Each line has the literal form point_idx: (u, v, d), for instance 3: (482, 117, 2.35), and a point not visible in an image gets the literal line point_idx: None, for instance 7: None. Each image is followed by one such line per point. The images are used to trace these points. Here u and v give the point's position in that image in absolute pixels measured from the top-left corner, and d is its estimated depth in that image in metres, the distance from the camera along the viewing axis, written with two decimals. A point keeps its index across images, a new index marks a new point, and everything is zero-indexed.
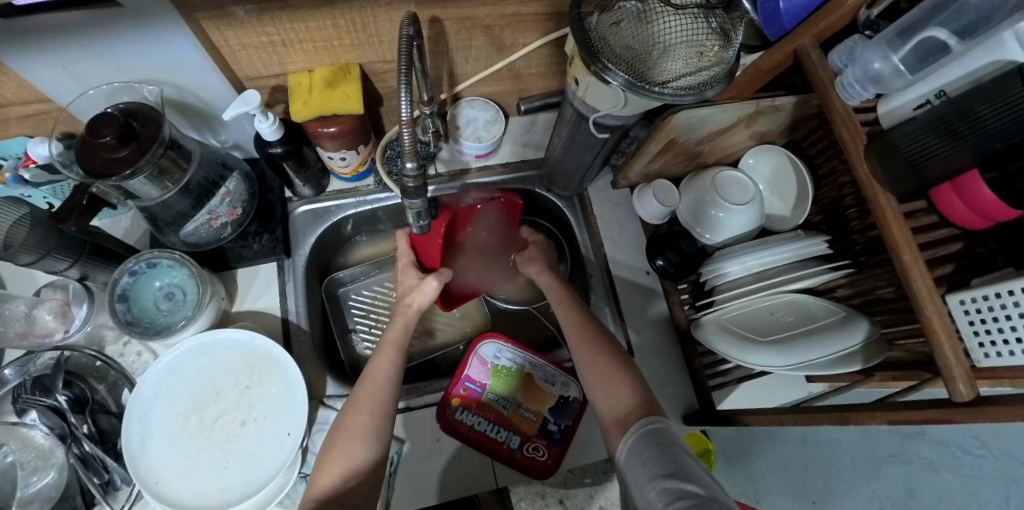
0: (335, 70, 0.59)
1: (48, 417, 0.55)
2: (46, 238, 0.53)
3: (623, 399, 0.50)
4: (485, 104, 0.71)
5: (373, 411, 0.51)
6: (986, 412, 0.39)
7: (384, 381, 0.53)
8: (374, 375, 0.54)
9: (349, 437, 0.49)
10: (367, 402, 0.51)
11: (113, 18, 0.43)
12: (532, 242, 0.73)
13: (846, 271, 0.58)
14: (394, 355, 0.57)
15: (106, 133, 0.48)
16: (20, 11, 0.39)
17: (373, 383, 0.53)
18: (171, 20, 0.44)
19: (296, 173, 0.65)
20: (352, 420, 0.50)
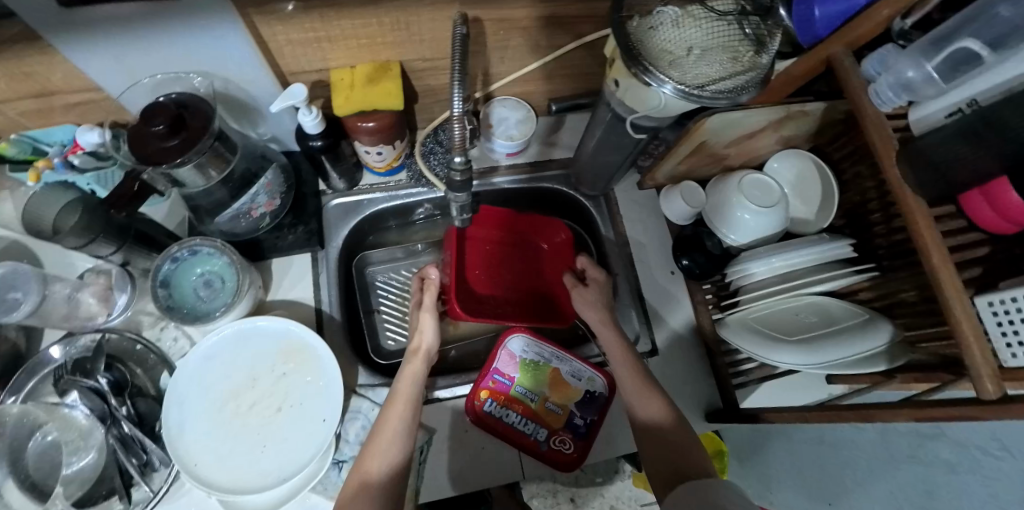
0: (376, 67, 0.61)
1: (88, 398, 0.56)
2: (92, 222, 0.53)
3: (667, 437, 0.53)
4: (516, 103, 0.72)
5: (386, 457, 0.49)
6: (1014, 409, 0.40)
7: (394, 440, 0.50)
8: (383, 432, 0.51)
9: (362, 483, 0.47)
10: (391, 433, 0.51)
11: (170, 11, 0.44)
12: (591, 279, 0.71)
13: (870, 274, 0.60)
14: (407, 410, 0.53)
15: (159, 122, 0.49)
16: (82, 2, 0.41)
17: (383, 436, 0.51)
18: (226, 14, 0.46)
19: (333, 167, 0.67)
20: (368, 464, 0.48)
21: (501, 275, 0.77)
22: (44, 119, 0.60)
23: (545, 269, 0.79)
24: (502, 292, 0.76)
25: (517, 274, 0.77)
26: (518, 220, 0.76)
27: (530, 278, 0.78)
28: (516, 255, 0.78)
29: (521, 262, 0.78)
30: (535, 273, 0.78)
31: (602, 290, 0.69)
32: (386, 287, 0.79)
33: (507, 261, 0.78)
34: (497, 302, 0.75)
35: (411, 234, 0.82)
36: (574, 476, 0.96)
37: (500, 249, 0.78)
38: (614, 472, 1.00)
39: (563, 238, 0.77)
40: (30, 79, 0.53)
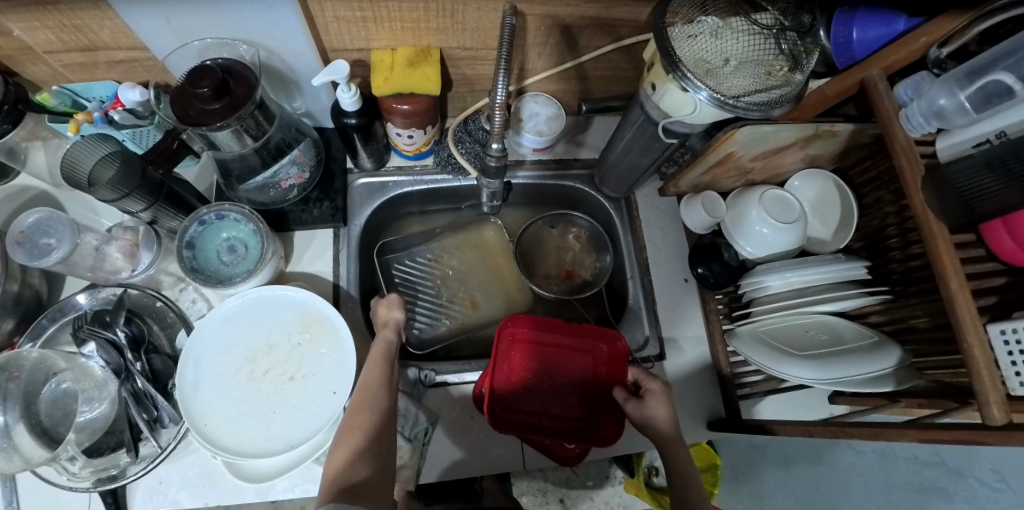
0: (416, 52, 0.62)
1: (105, 351, 0.57)
2: (129, 177, 0.54)
3: (668, 437, 0.56)
4: (547, 100, 0.73)
5: (371, 409, 0.52)
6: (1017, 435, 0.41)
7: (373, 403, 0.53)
8: (360, 401, 0.53)
9: (348, 426, 0.51)
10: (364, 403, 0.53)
11: None
12: (647, 389, 0.60)
13: (883, 298, 0.61)
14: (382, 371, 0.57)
15: (204, 84, 0.50)
16: None
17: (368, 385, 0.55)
18: None
19: (363, 145, 0.68)
20: (352, 415, 0.52)
21: (549, 381, 0.66)
22: (86, 73, 0.62)
23: (600, 388, 0.65)
24: (548, 397, 0.65)
25: (572, 387, 0.65)
26: (568, 328, 0.67)
27: (586, 390, 0.65)
28: (570, 363, 0.66)
29: (573, 371, 0.66)
30: (589, 386, 0.65)
31: (658, 402, 0.58)
32: (405, 269, 0.80)
33: (560, 366, 0.66)
34: (543, 408, 0.65)
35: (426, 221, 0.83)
36: (567, 476, 0.97)
37: (553, 351, 0.67)
38: (607, 477, 1.00)
39: (617, 348, 0.65)
40: (80, 33, 0.54)
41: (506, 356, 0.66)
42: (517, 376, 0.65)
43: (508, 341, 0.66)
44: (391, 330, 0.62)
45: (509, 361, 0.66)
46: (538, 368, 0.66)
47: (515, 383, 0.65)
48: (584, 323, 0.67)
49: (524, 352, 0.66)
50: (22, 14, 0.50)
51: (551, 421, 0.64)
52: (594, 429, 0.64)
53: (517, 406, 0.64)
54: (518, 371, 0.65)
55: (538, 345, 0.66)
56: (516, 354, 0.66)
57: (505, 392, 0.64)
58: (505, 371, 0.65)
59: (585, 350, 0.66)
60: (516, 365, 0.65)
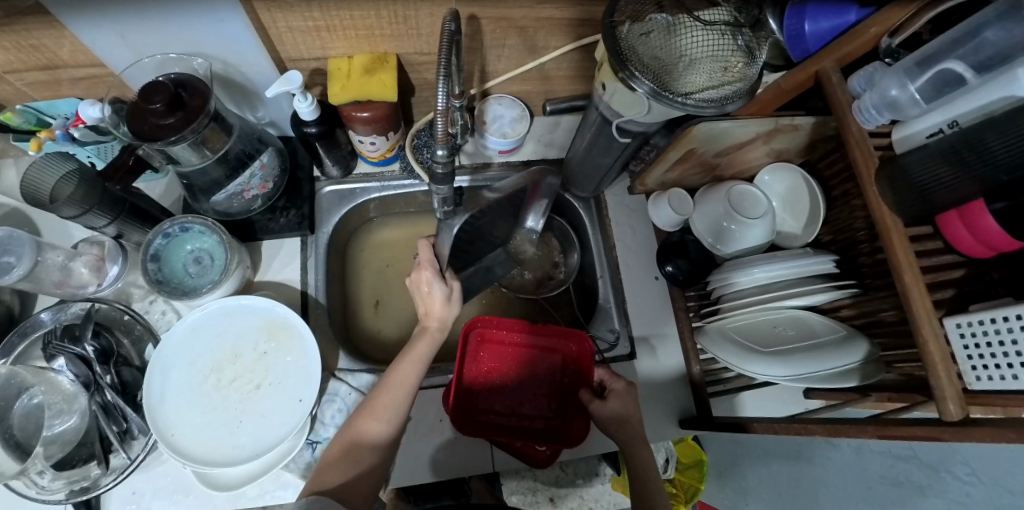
0: (372, 59, 0.62)
1: (75, 364, 0.57)
2: (89, 193, 0.55)
3: (635, 429, 0.57)
4: (512, 102, 0.73)
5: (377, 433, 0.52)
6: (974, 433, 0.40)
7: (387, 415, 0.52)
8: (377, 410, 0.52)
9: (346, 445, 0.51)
10: (381, 412, 0.52)
11: None
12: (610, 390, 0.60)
13: (851, 291, 0.60)
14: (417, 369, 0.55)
15: (157, 100, 0.50)
16: None
17: (387, 398, 0.53)
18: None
19: (328, 153, 0.68)
20: (364, 426, 0.52)
21: (518, 381, 0.66)
22: (50, 91, 0.63)
23: (569, 387, 0.65)
24: (517, 398, 0.65)
25: (544, 386, 0.66)
26: (542, 330, 0.67)
27: (556, 390, 0.66)
28: (539, 363, 0.66)
29: (543, 369, 0.66)
30: (558, 385, 0.66)
31: (622, 402, 0.58)
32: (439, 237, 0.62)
33: (528, 365, 0.66)
34: (512, 408, 0.65)
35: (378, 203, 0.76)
36: (555, 476, 0.97)
37: (522, 350, 0.67)
38: (595, 474, 1.00)
39: (584, 346, 0.65)
40: (37, 52, 0.55)
41: (488, 350, 0.66)
42: (500, 368, 0.66)
43: (477, 341, 0.66)
44: (439, 328, 0.57)
45: (483, 360, 0.66)
46: (507, 369, 0.66)
47: (484, 385, 0.65)
48: (551, 324, 0.67)
49: (504, 351, 0.66)
50: None
51: (519, 421, 0.64)
52: (563, 429, 0.64)
53: (484, 405, 0.64)
54: (487, 372, 0.65)
55: (512, 347, 0.67)
56: (485, 356, 0.66)
57: (481, 387, 0.65)
58: (495, 356, 0.66)
59: (553, 351, 0.66)
60: (491, 366, 0.66)
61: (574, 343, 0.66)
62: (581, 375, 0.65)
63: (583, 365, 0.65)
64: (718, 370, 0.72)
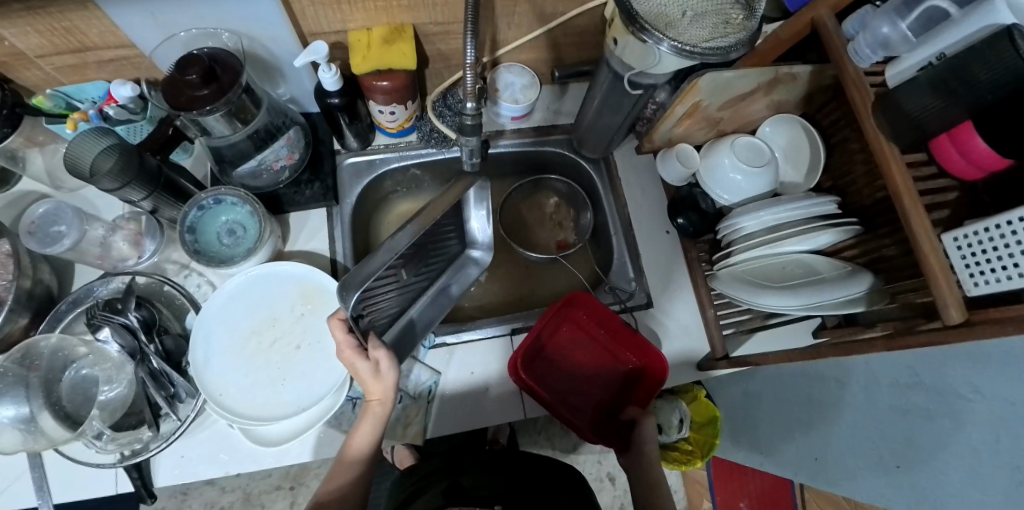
0: (391, 29, 0.64)
1: (120, 335, 0.59)
2: (128, 167, 0.56)
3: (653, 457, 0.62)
4: (522, 70, 0.76)
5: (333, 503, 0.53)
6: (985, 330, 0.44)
7: (340, 491, 0.53)
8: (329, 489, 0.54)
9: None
10: (337, 483, 0.54)
11: None
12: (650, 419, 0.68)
13: (851, 229, 0.64)
14: (364, 447, 0.56)
15: (191, 72, 0.53)
16: None
17: (340, 474, 0.54)
18: None
19: (349, 125, 0.70)
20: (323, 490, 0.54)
21: (580, 367, 0.72)
22: (78, 75, 0.65)
23: (628, 393, 0.71)
24: (570, 384, 0.72)
25: (599, 381, 0.72)
26: (624, 333, 0.70)
27: (607, 390, 0.71)
28: (604, 360, 0.72)
29: (606, 362, 0.72)
30: (610, 386, 0.71)
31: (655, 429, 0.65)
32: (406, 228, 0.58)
33: (591, 358, 0.73)
34: (563, 391, 0.71)
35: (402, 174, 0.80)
36: None
37: (597, 338, 0.72)
38: None
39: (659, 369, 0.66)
40: (69, 34, 0.57)
41: (563, 330, 0.73)
42: (564, 350, 0.73)
43: (567, 313, 0.72)
44: (381, 406, 0.55)
45: (557, 339, 0.72)
46: (576, 347, 0.73)
47: (548, 357, 0.72)
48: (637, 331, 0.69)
49: (577, 337, 0.73)
50: (14, 19, 0.53)
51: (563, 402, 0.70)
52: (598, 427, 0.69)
53: (541, 377, 0.70)
54: (560, 341, 0.73)
55: (586, 333, 0.73)
56: (563, 330, 0.73)
57: (544, 363, 0.71)
58: (564, 338, 0.73)
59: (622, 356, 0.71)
60: (559, 346, 0.72)
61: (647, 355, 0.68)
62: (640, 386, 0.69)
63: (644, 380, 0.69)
64: (732, 314, 0.75)
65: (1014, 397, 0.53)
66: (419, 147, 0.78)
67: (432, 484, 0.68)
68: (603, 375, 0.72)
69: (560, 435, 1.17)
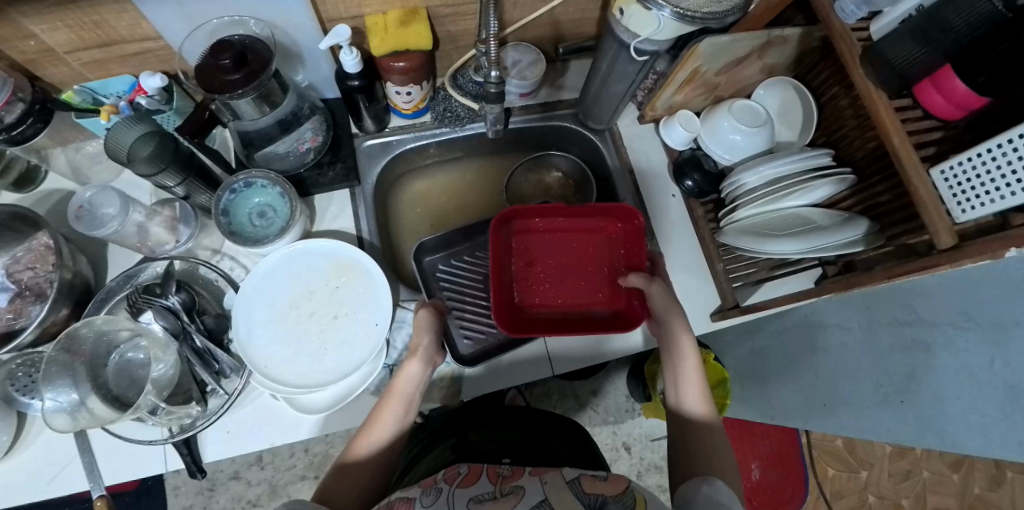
0: (405, 12, 0.67)
1: (162, 316, 0.62)
2: (162, 153, 0.58)
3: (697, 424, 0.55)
4: (527, 49, 0.80)
5: (367, 459, 0.53)
6: (977, 248, 0.48)
7: (379, 444, 0.55)
8: (362, 443, 0.54)
9: (339, 471, 0.52)
10: (378, 433, 0.55)
11: None
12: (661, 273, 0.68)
13: (847, 178, 0.68)
14: (402, 406, 0.57)
15: (225, 57, 0.56)
16: None
17: (377, 430, 0.55)
18: None
19: (366, 108, 0.73)
20: (359, 443, 0.54)
21: (559, 266, 0.75)
22: (102, 70, 0.67)
23: (619, 258, 0.73)
24: (560, 287, 0.74)
25: (587, 269, 0.74)
26: (581, 213, 0.74)
27: (599, 272, 0.74)
28: (581, 244, 0.75)
29: (585, 255, 0.75)
30: (600, 264, 0.74)
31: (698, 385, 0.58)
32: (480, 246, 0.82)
33: (566, 249, 0.75)
34: (558, 298, 0.74)
35: (418, 153, 0.84)
36: None
37: (561, 238, 0.76)
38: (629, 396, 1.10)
39: (637, 224, 0.70)
40: (97, 29, 0.59)
41: (520, 241, 0.75)
42: (536, 259, 0.75)
43: (513, 230, 0.75)
44: (419, 359, 0.60)
45: (518, 251, 0.75)
46: (544, 259, 0.75)
47: (520, 276, 0.74)
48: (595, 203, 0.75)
49: (540, 240, 0.75)
50: (46, 16, 0.54)
51: (563, 310, 0.73)
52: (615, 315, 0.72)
53: (527, 303, 0.73)
54: (525, 257, 0.75)
55: (546, 232, 0.76)
56: (521, 240, 0.75)
57: (521, 287, 0.74)
58: (526, 249, 0.75)
59: (595, 231, 0.75)
60: (524, 259, 0.75)
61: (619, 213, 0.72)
62: (629, 251, 0.72)
63: (629, 238, 0.72)
64: (740, 267, 0.79)
65: None
66: (434, 126, 0.81)
67: (440, 440, 0.72)
68: (589, 263, 0.74)
69: (574, 407, 1.24)
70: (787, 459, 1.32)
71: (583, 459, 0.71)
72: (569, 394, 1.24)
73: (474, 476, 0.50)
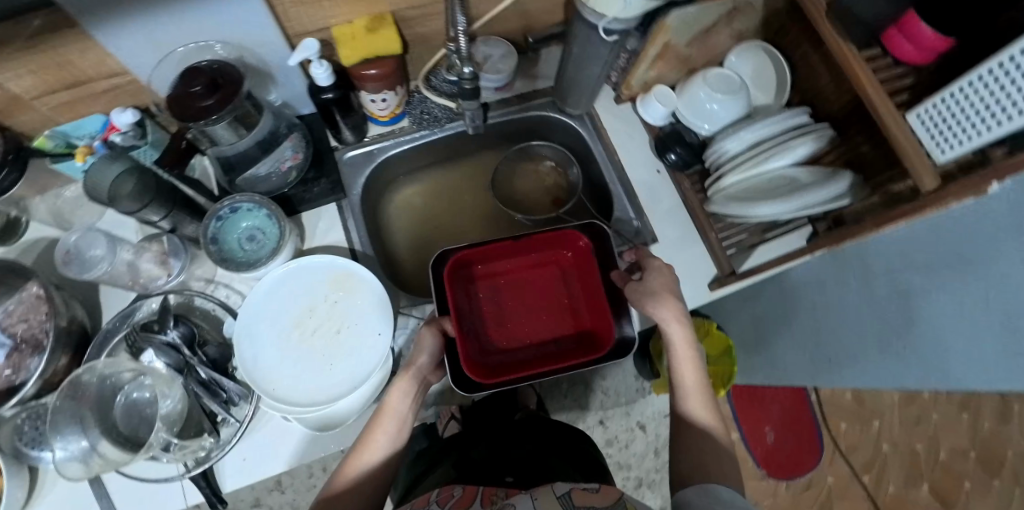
0: (371, 19, 0.67)
1: (164, 352, 0.62)
2: (146, 186, 0.59)
3: (703, 436, 0.56)
4: (497, 42, 0.80)
5: (358, 484, 0.53)
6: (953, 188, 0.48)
7: (369, 466, 0.54)
8: (352, 467, 0.54)
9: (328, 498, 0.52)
10: (370, 455, 0.55)
11: None
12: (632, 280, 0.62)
13: (829, 133, 0.69)
14: (395, 426, 0.56)
15: (196, 83, 0.56)
16: None
17: (367, 453, 0.55)
18: None
19: (344, 119, 0.73)
20: (351, 465, 0.54)
21: (521, 307, 0.72)
22: (72, 111, 0.66)
23: (574, 283, 0.73)
24: (528, 328, 0.71)
25: (550, 304, 0.72)
26: (520, 247, 0.71)
27: (562, 304, 0.72)
28: (537, 278, 0.73)
29: (544, 290, 0.73)
30: (562, 295, 0.72)
31: (703, 399, 0.58)
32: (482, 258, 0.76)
33: (525, 288, 0.73)
34: (528, 338, 0.70)
35: (402, 159, 0.84)
36: None
37: (514, 278, 0.73)
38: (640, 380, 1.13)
39: (584, 244, 0.70)
40: (62, 70, 0.58)
41: (475, 292, 0.71)
42: (499, 307, 0.71)
43: (469, 277, 0.71)
44: (412, 379, 0.58)
45: (479, 302, 0.71)
46: (501, 302, 0.72)
47: (486, 328, 0.70)
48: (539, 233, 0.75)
49: (497, 285, 0.72)
50: (6, 62, 0.53)
51: (538, 351, 0.69)
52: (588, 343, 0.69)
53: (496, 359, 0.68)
54: (486, 306, 0.71)
55: (500, 276, 0.73)
56: (477, 291, 0.71)
57: (485, 340, 0.69)
58: (486, 298, 0.71)
59: (548, 263, 0.74)
60: (484, 308, 0.71)
61: (562, 240, 0.71)
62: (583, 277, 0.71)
63: (580, 261, 0.71)
64: (733, 234, 0.80)
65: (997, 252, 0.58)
66: (413, 130, 0.81)
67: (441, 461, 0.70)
68: (549, 297, 0.73)
69: (586, 393, 1.25)
70: (799, 419, 1.34)
71: (585, 476, 0.65)
72: (579, 381, 1.25)
73: (468, 498, 0.49)
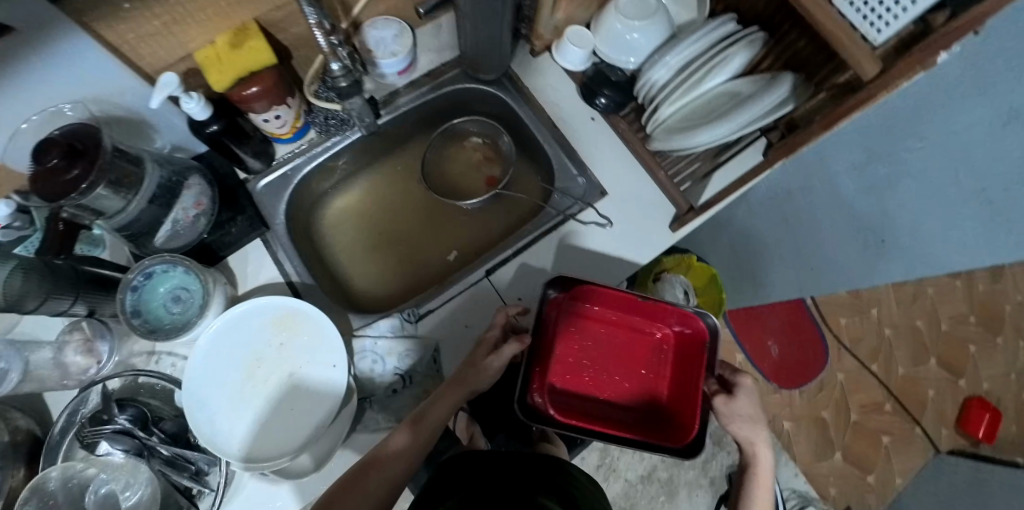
0: (233, 33, 0.58)
1: (119, 441, 0.58)
2: (40, 281, 0.52)
3: None
4: (386, 22, 0.72)
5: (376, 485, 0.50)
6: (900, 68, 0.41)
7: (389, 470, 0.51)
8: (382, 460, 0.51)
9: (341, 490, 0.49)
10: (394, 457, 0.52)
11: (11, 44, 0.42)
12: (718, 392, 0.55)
13: (761, 36, 0.63)
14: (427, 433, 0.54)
15: (52, 156, 0.48)
16: None
17: (395, 455, 0.52)
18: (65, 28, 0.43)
19: (242, 148, 0.67)
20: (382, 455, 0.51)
21: (610, 369, 0.60)
22: None
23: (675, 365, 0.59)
24: (609, 388, 0.59)
25: (642, 370, 0.60)
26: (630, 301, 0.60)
27: (655, 380, 0.59)
28: (635, 344, 0.61)
29: (640, 358, 0.60)
30: (658, 370, 0.60)
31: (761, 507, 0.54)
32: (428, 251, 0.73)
33: (619, 347, 0.61)
34: (606, 403, 0.58)
35: (322, 174, 0.80)
36: None
37: (614, 330, 0.62)
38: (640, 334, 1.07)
39: (695, 325, 0.58)
40: None
41: (569, 334, 0.60)
42: (586, 358, 0.60)
43: (568, 314, 0.60)
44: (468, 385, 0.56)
45: (571, 344, 0.60)
46: (594, 353, 0.60)
47: (571, 374, 0.59)
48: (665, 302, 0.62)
49: (593, 330, 0.61)
50: None
51: (611, 416, 0.57)
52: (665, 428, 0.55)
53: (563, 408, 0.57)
54: (577, 352, 0.60)
55: (597, 322, 0.61)
56: (571, 333, 0.61)
57: (559, 392, 0.58)
58: (576, 344, 0.61)
59: (654, 325, 0.61)
60: (574, 353, 0.60)
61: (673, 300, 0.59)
62: (684, 356, 0.58)
63: (686, 344, 0.59)
64: (683, 167, 0.75)
65: (957, 127, 0.54)
66: (322, 141, 0.77)
67: None
68: (637, 359, 0.60)
69: None
70: (799, 326, 1.33)
71: None
72: None
73: None
